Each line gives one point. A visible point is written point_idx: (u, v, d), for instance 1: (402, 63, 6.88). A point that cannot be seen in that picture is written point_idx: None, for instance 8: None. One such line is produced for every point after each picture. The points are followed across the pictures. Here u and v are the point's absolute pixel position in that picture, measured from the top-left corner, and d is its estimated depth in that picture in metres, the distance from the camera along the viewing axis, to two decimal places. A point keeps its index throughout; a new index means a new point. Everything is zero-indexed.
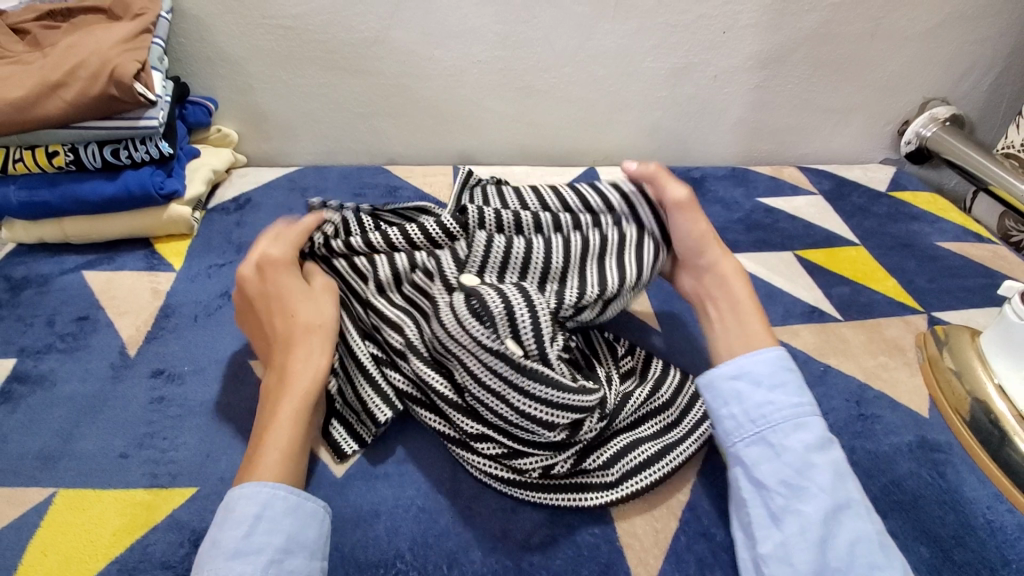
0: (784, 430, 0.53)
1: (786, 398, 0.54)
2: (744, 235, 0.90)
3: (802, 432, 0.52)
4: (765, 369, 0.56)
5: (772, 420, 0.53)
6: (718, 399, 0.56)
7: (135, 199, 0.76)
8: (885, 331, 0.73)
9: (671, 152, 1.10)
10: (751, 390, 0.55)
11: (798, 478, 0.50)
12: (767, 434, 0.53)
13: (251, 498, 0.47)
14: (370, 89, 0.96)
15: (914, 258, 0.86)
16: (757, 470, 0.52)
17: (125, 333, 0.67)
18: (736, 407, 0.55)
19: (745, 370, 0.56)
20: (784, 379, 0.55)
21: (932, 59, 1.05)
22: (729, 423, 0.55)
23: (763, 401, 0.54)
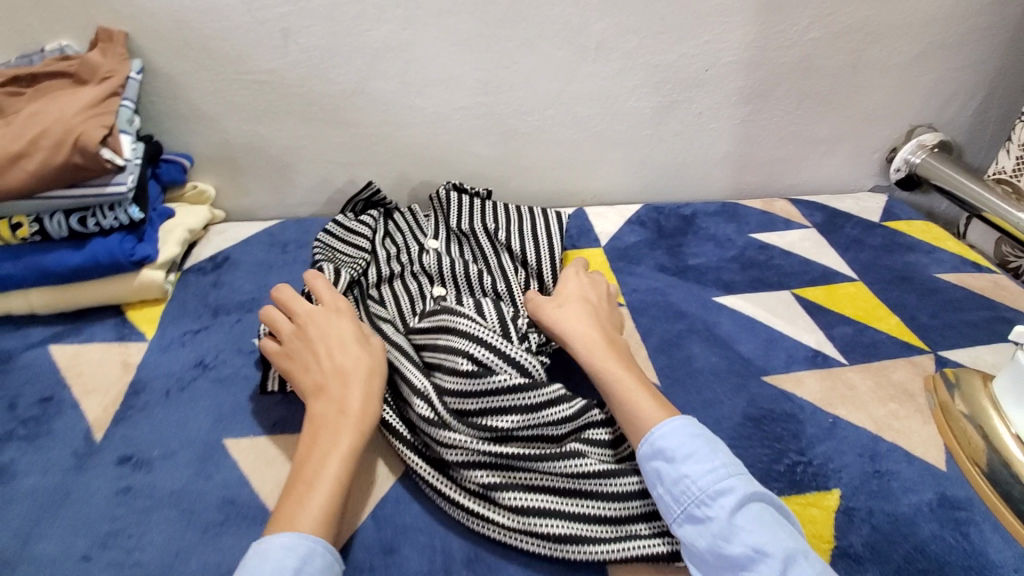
0: (708, 499, 0.49)
1: (699, 466, 0.50)
2: (739, 274, 0.87)
3: (725, 498, 0.49)
4: (674, 440, 0.52)
5: (693, 494, 0.49)
6: (648, 479, 0.53)
7: (104, 267, 0.72)
8: (892, 375, 0.70)
9: (660, 188, 1.09)
10: (667, 466, 0.51)
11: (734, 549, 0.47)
12: (692, 510, 0.49)
13: (293, 547, 0.45)
14: (350, 139, 0.93)
15: (914, 292, 0.84)
16: (697, 550, 0.48)
17: (92, 415, 0.63)
18: (663, 487, 0.51)
19: (659, 446, 0.52)
20: (692, 444, 0.52)
21: (916, 87, 1.05)
22: (661, 505, 0.51)
23: (679, 475, 0.51)
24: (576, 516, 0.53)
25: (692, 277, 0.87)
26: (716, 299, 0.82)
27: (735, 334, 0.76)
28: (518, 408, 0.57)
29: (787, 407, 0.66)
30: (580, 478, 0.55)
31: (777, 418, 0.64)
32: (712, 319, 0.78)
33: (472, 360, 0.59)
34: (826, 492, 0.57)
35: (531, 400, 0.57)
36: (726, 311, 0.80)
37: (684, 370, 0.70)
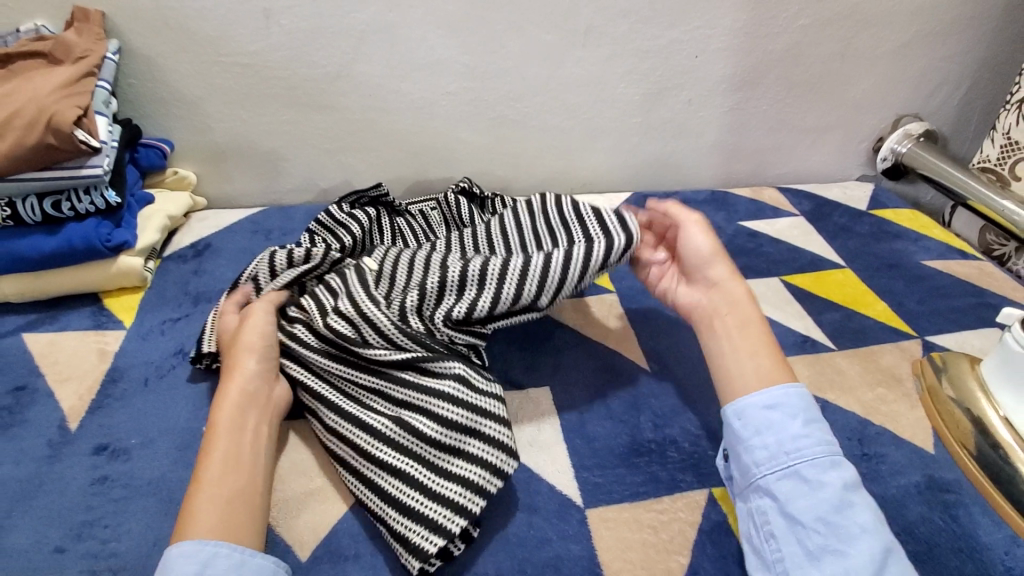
0: (819, 466, 0.51)
1: (821, 432, 0.52)
2: (728, 261, 0.87)
3: (835, 467, 0.50)
4: (787, 405, 0.54)
5: (807, 455, 0.51)
6: (749, 428, 0.54)
7: (80, 253, 0.70)
8: (880, 360, 0.70)
9: (649, 177, 1.08)
10: (786, 421, 0.53)
11: (839, 515, 0.48)
12: (800, 469, 0.51)
13: (189, 555, 0.44)
14: (336, 124, 0.91)
15: (901, 279, 0.85)
16: (785, 506, 0.50)
17: (67, 404, 0.61)
18: (770, 438, 0.53)
19: (778, 403, 0.54)
20: (812, 414, 0.54)
21: (902, 76, 1.05)
22: (754, 458, 0.53)
23: (797, 435, 0.52)
24: (427, 510, 0.49)
25: None
26: None
27: None
28: (416, 387, 0.55)
29: None
30: (439, 471, 0.52)
31: None
32: None
33: (325, 355, 0.59)
34: None
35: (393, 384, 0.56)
36: None
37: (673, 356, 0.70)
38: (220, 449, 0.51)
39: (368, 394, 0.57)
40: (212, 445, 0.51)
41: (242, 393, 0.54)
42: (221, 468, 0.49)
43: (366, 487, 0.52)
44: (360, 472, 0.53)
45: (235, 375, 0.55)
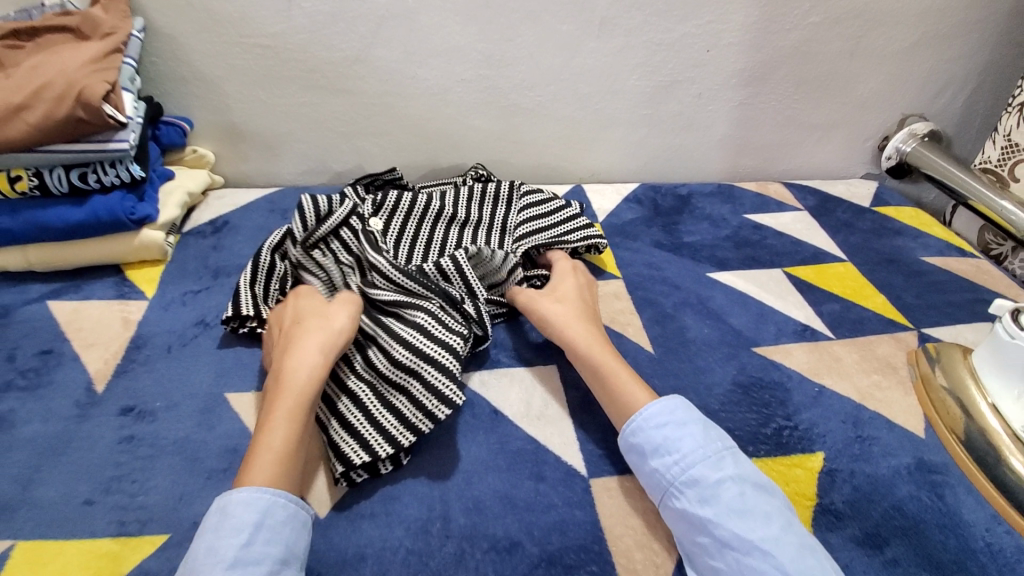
0: (685, 482, 0.50)
1: (670, 455, 0.52)
2: (733, 252, 0.89)
3: (692, 488, 0.50)
4: (649, 431, 0.54)
5: (665, 484, 0.51)
6: (632, 465, 0.55)
7: (104, 225, 0.72)
8: (877, 349, 0.73)
9: (657, 170, 1.10)
10: (646, 450, 0.53)
11: (704, 535, 0.48)
12: (672, 491, 0.51)
13: (252, 503, 0.46)
14: (352, 107, 0.93)
15: (901, 273, 0.87)
16: (677, 531, 0.50)
17: (93, 367, 0.63)
18: (644, 470, 0.53)
19: (636, 431, 0.54)
20: (677, 424, 0.53)
21: (908, 76, 1.07)
22: (646, 491, 0.54)
23: (653, 468, 0.52)
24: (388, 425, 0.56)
25: (686, 254, 0.89)
26: (709, 276, 0.84)
27: (727, 308, 0.78)
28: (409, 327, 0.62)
29: (775, 376, 0.68)
30: (422, 393, 0.58)
31: (766, 387, 0.66)
32: (705, 293, 0.80)
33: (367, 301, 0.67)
34: (811, 454, 0.59)
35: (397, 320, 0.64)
36: (719, 286, 0.82)
37: (677, 340, 0.72)
38: (286, 411, 0.52)
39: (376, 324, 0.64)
40: (277, 410, 0.52)
41: (323, 367, 0.57)
42: (286, 437, 0.51)
43: (347, 399, 0.59)
44: (354, 393, 0.59)
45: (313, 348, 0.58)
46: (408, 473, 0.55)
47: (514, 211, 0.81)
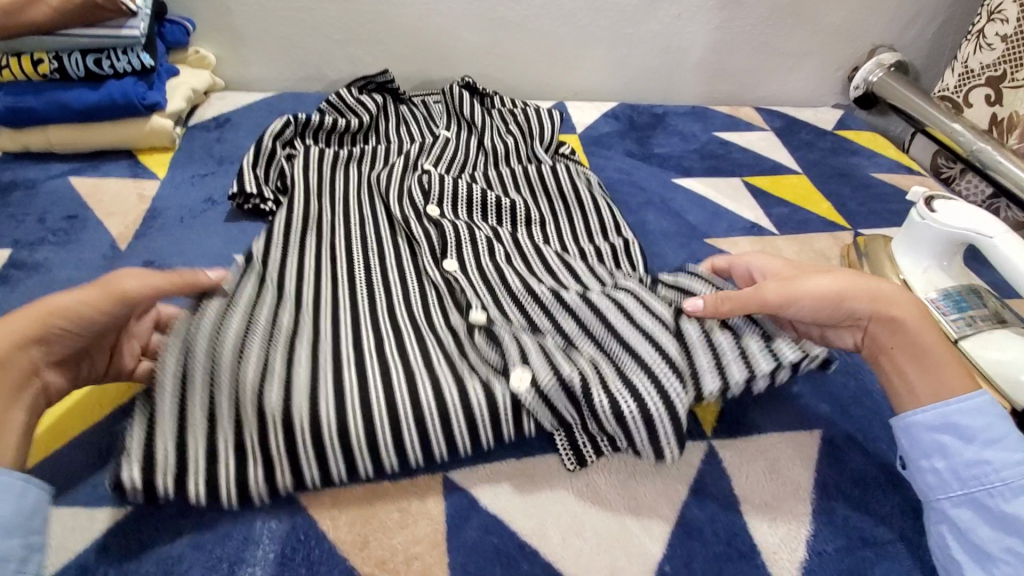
0: (1009, 493, 0.45)
1: (1008, 455, 0.46)
2: (698, 163, 0.97)
3: (1014, 478, 0.45)
4: (973, 420, 0.47)
5: (987, 482, 0.45)
6: (918, 449, 0.49)
7: (118, 108, 0.78)
8: (815, 244, 0.82)
9: (637, 91, 1.16)
10: (960, 443, 0.47)
11: (1015, 532, 0.43)
12: (982, 496, 0.45)
13: None
14: (346, 15, 0.98)
15: (849, 186, 0.95)
16: (968, 523, 0.45)
17: (115, 231, 0.71)
18: (940, 461, 0.47)
19: (951, 420, 0.48)
20: (997, 427, 0.47)
21: (880, 6, 1.12)
22: (924, 474, 0.48)
23: (976, 460, 0.46)
24: (462, 423, 0.49)
25: (656, 163, 0.96)
26: (674, 182, 0.92)
27: (686, 208, 0.86)
28: (521, 338, 0.55)
29: None
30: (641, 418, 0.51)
31: None
32: (668, 195, 0.88)
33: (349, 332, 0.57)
34: None
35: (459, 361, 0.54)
36: (681, 190, 0.90)
37: (638, 231, 0.81)
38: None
39: (416, 343, 0.55)
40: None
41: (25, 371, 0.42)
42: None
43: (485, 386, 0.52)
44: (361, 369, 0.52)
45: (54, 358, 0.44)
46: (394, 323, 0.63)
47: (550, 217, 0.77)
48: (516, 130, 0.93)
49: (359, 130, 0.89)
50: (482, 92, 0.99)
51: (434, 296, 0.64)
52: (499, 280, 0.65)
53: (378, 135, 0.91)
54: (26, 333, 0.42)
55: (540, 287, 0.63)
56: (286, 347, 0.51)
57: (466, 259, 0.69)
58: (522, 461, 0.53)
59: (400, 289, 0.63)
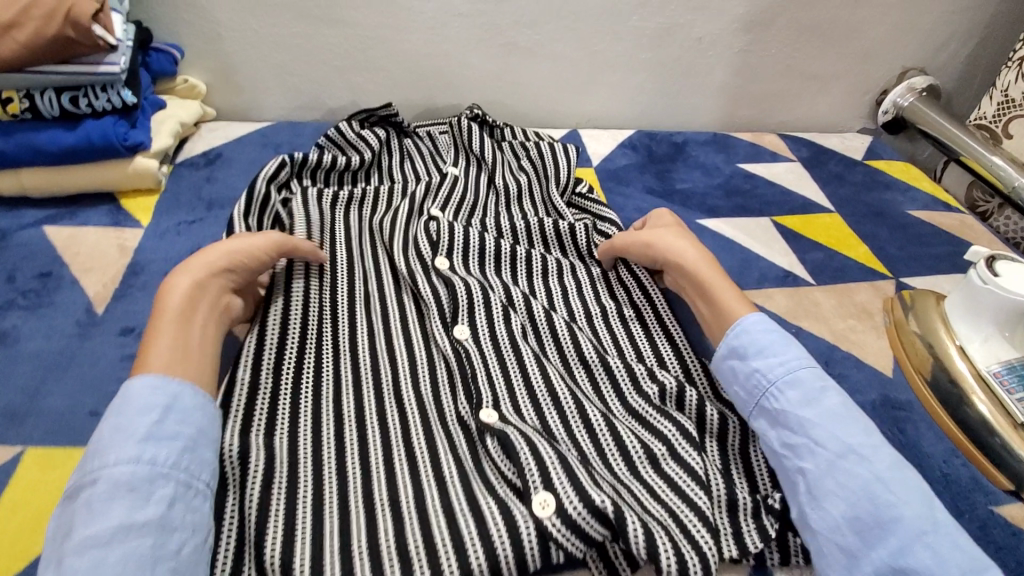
0: (782, 390, 0.53)
1: (784, 358, 0.55)
2: (723, 200, 0.90)
3: (794, 390, 0.53)
4: (749, 340, 0.56)
5: (765, 388, 0.54)
6: (727, 380, 0.57)
7: (97, 150, 0.72)
8: (855, 297, 0.76)
9: (654, 117, 1.10)
10: (741, 363, 0.56)
11: (797, 436, 0.51)
12: (766, 401, 0.54)
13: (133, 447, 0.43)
14: (346, 41, 0.91)
15: (886, 226, 0.89)
16: (765, 438, 0.53)
17: (93, 291, 0.65)
18: (738, 386, 0.56)
19: (734, 347, 0.57)
20: (777, 341, 0.56)
21: (912, 28, 1.06)
22: (736, 401, 0.56)
23: (751, 371, 0.55)
24: (481, 553, 0.46)
25: (678, 201, 0.90)
26: (698, 223, 0.86)
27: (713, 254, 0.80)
28: (550, 453, 0.52)
29: None
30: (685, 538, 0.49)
31: None
32: None
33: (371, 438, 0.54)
34: None
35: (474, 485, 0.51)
36: (707, 233, 0.84)
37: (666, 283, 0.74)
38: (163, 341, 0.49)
39: (427, 449, 0.54)
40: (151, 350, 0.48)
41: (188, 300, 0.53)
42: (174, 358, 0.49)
43: (498, 510, 0.48)
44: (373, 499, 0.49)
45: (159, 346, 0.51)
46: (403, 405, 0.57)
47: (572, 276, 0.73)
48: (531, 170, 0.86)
49: (360, 168, 0.82)
50: (491, 124, 0.92)
51: (445, 375, 0.60)
52: (513, 366, 0.61)
53: (384, 173, 0.84)
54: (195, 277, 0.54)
55: (558, 384, 0.60)
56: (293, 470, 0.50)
57: (478, 323, 0.64)
58: None
59: (408, 379, 0.60)
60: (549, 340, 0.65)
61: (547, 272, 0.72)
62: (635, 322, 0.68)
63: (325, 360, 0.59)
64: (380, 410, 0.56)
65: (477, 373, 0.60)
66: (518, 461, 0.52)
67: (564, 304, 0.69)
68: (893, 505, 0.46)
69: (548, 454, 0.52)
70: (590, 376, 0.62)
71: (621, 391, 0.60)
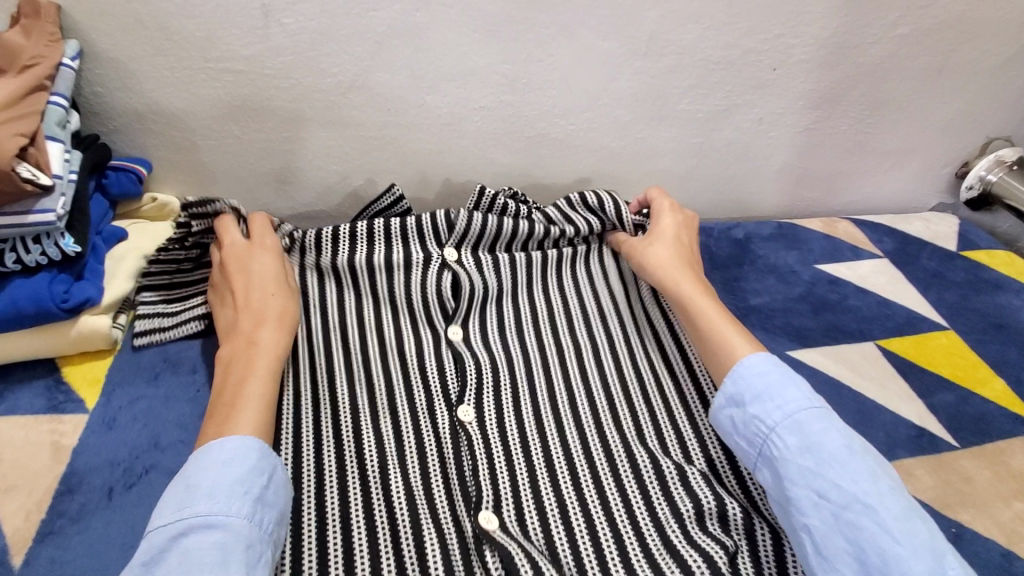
0: (781, 434, 0.48)
1: (778, 400, 0.49)
2: (811, 318, 0.74)
3: (794, 435, 0.48)
4: (748, 380, 0.51)
5: (764, 433, 0.49)
6: (724, 425, 0.52)
7: (29, 318, 0.55)
8: (1012, 462, 0.59)
9: (705, 204, 0.94)
10: (740, 410, 0.51)
11: (801, 489, 0.46)
12: (767, 450, 0.49)
13: (239, 459, 0.45)
14: (346, 143, 0.77)
15: (1014, 345, 0.72)
16: (769, 490, 0.48)
17: (10, 527, 0.48)
18: (740, 435, 0.51)
19: (732, 393, 0.52)
20: (771, 374, 0.51)
21: (1002, 95, 0.91)
22: (739, 451, 0.51)
23: (750, 417, 0.50)
24: None
25: (757, 321, 0.73)
26: (789, 355, 0.69)
27: None
28: None
29: None
30: None
31: None
32: None
33: None
34: None
35: None
36: (804, 369, 0.67)
37: None
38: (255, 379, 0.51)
39: None
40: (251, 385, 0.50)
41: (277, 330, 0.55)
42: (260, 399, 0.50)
43: None
44: None
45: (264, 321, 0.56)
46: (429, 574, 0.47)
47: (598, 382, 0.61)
48: (574, 256, 0.71)
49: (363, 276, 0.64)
50: (530, 206, 0.75)
51: (459, 501, 0.52)
52: (551, 506, 0.51)
53: (388, 241, 0.65)
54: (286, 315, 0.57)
55: (607, 552, 0.48)
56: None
57: (486, 410, 0.57)
58: None
59: (413, 532, 0.49)
60: (566, 428, 0.57)
61: (577, 382, 0.61)
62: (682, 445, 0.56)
63: (304, 479, 0.51)
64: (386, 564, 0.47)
65: (506, 510, 0.51)
66: None
67: (598, 425, 0.57)
68: (900, 560, 0.41)
69: None
70: (660, 543, 0.49)
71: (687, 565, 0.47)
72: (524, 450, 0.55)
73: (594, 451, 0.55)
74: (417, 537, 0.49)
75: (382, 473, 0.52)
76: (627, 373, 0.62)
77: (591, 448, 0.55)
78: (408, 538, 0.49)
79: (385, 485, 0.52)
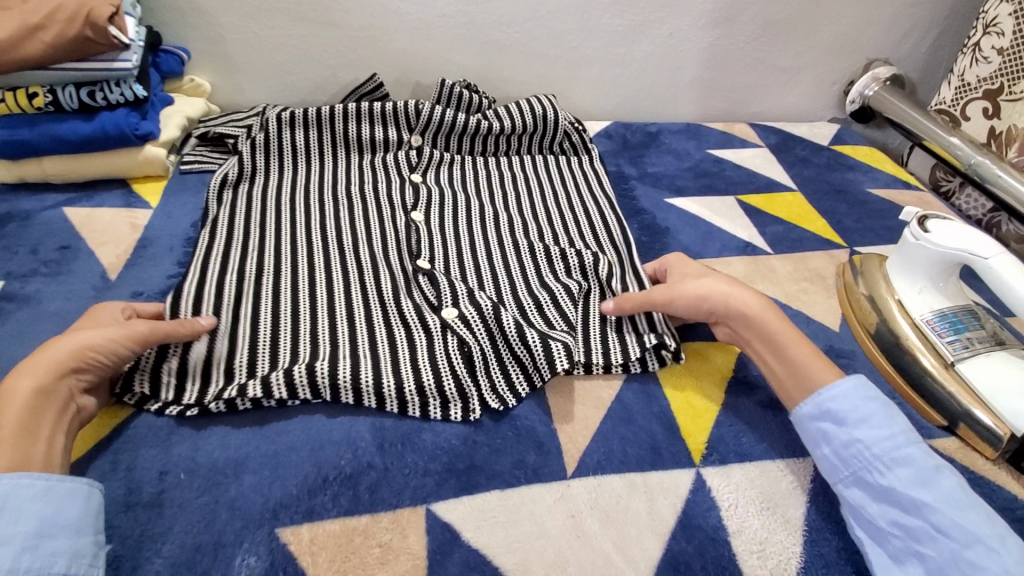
0: (883, 464, 0.51)
1: (876, 430, 0.52)
2: (692, 181, 0.97)
3: (904, 468, 0.50)
4: (846, 404, 0.54)
5: (864, 457, 0.52)
6: (811, 440, 0.55)
7: (112, 139, 0.79)
8: (810, 263, 0.81)
9: (631, 110, 1.16)
10: (836, 427, 0.54)
11: (912, 518, 0.48)
12: (864, 472, 0.51)
13: None
14: (340, 41, 0.99)
15: (844, 202, 0.94)
16: (864, 510, 0.50)
17: (106, 260, 0.72)
18: (828, 448, 0.54)
19: (825, 409, 0.55)
20: (865, 405, 0.54)
21: (875, 21, 1.12)
22: (830, 470, 0.54)
23: (852, 440, 0.52)
24: (428, 373, 0.58)
25: (649, 182, 0.96)
26: (667, 202, 0.91)
27: (678, 228, 0.86)
28: (501, 317, 0.63)
29: None
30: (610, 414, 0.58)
31: None
32: (662, 215, 0.88)
33: (365, 300, 0.67)
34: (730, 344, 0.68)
35: (439, 343, 0.62)
36: (674, 210, 0.90)
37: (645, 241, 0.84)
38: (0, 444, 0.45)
39: (381, 311, 0.65)
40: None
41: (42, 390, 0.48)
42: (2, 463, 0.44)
43: (438, 343, 0.62)
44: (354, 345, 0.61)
45: (32, 371, 0.48)
46: (382, 285, 0.69)
47: (514, 207, 0.85)
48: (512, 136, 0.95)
49: (345, 137, 0.89)
50: (480, 95, 0.97)
51: (405, 254, 0.74)
52: (470, 265, 0.74)
53: (372, 120, 0.89)
54: (66, 363, 0.50)
55: (502, 285, 0.71)
56: (253, 300, 0.64)
57: (432, 216, 0.81)
58: (506, 492, 0.52)
59: (372, 269, 0.72)
60: (489, 229, 0.80)
61: (498, 205, 0.85)
62: (570, 241, 0.79)
63: (301, 242, 0.74)
64: (353, 281, 0.69)
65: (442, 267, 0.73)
66: (470, 325, 0.63)
67: (511, 229, 0.80)
68: None
69: (485, 313, 0.64)
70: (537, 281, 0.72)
71: (552, 291, 0.70)
72: (460, 238, 0.78)
73: (504, 239, 0.78)
74: (377, 272, 0.71)
75: (354, 242, 0.76)
76: (536, 205, 0.86)
77: (502, 238, 0.79)
78: (371, 273, 0.71)
79: (356, 249, 0.75)
